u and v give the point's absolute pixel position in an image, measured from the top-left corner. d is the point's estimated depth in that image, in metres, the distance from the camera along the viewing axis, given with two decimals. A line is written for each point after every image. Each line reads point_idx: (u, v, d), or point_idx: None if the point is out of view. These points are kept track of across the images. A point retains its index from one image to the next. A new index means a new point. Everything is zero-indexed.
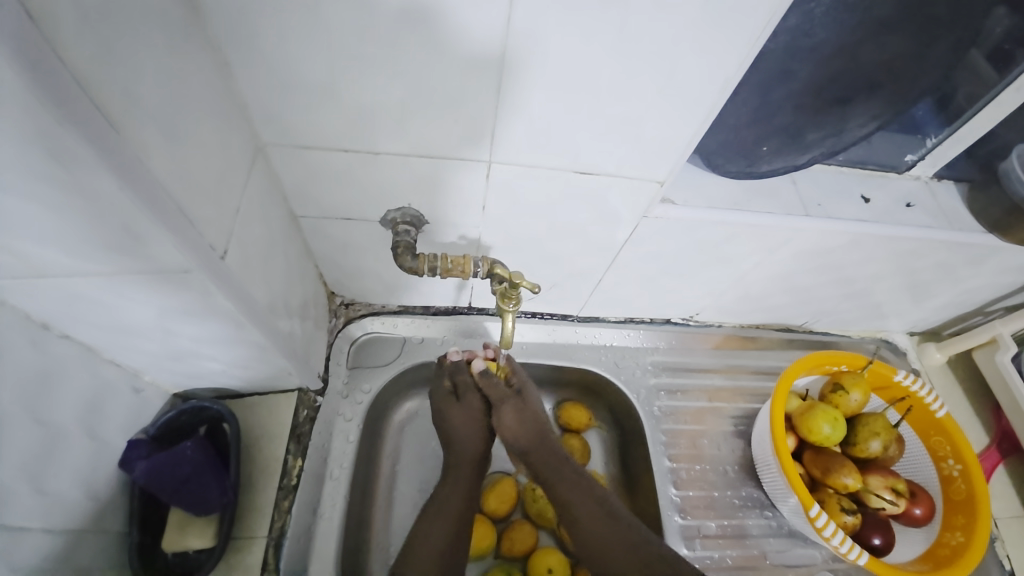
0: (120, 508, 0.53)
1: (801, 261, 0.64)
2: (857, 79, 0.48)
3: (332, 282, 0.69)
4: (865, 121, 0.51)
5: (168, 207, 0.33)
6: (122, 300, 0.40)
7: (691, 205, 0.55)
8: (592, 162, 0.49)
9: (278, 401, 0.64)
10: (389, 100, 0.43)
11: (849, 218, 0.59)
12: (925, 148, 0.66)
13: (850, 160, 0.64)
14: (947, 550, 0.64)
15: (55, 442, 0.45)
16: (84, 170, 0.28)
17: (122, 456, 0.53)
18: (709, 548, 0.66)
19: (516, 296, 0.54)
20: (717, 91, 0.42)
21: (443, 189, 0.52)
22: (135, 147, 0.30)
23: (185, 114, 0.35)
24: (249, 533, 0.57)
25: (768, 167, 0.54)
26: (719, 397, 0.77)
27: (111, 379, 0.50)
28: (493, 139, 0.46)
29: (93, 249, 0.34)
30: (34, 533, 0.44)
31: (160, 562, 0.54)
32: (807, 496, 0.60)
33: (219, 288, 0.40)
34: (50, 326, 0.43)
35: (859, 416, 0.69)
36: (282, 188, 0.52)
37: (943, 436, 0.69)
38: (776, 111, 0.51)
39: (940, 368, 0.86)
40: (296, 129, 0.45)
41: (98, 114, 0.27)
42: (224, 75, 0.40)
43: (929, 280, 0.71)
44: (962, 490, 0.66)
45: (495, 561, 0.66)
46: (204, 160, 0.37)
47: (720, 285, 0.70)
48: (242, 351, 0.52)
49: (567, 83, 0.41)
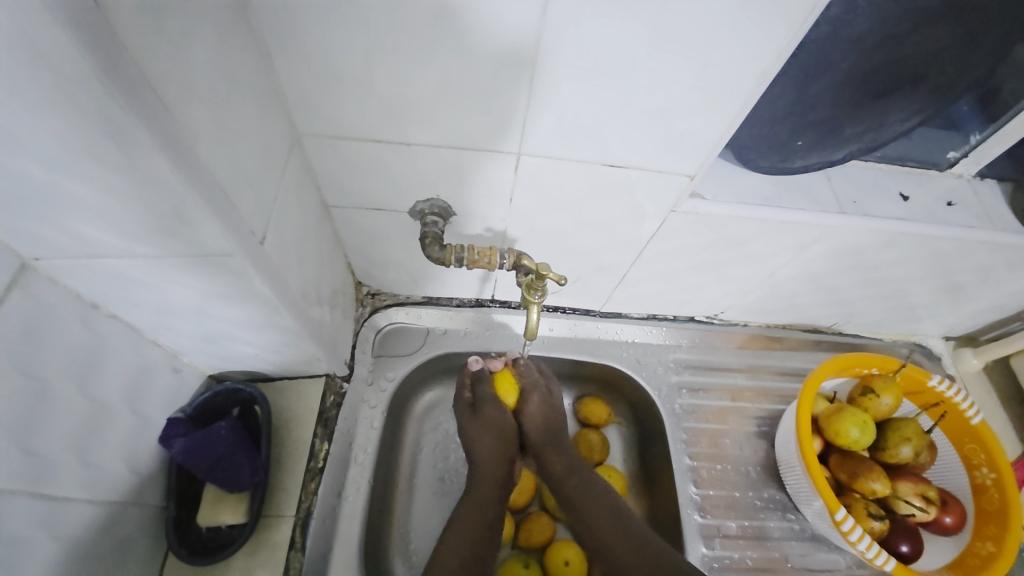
0: (159, 482, 0.56)
1: (833, 260, 0.63)
2: (899, 71, 0.46)
3: (359, 272, 0.70)
4: (907, 116, 0.51)
5: (215, 192, 0.34)
6: (166, 283, 0.42)
7: (721, 200, 0.54)
8: (621, 156, 0.49)
9: (307, 386, 0.66)
10: (422, 92, 0.43)
11: (885, 216, 0.57)
12: (969, 145, 0.63)
13: (887, 157, 0.62)
14: (977, 560, 0.62)
15: (101, 416, 0.48)
16: (140, 152, 0.29)
17: (162, 433, 0.55)
18: (729, 548, 0.66)
19: (542, 288, 0.54)
20: (754, 83, 0.41)
21: (471, 182, 0.53)
22: (187, 133, 0.31)
23: (232, 104, 0.36)
24: (277, 512, 0.59)
25: (802, 162, 0.54)
26: (742, 397, 0.76)
27: (153, 358, 0.53)
28: (523, 131, 0.46)
29: (144, 231, 0.35)
30: (79, 502, 0.47)
31: (195, 537, 0.56)
32: (832, 499, 0.59)
33: (257, 273, 0.41)
34: (99, 305, 0.45)
35: (890, 421, 0.67)
36: (316, 178, 0.53)
37: (977, 443, 0.67)
38: (813, 105, 0.50)
39: (976, 374, 0.83)
40: (331, 119, 0.46)
41: (154, 98, 0.28)
42: (267, 68, 0.41)
43: (968, 282, 0.69)
44: (995, 500, 0.64)
45: (512, 551, 0.67)
46: (246, 148, 0.39)
47: (748, 283, 0.69)
48: (274, 336, 0.53)
49: (600, 76, 0.41)
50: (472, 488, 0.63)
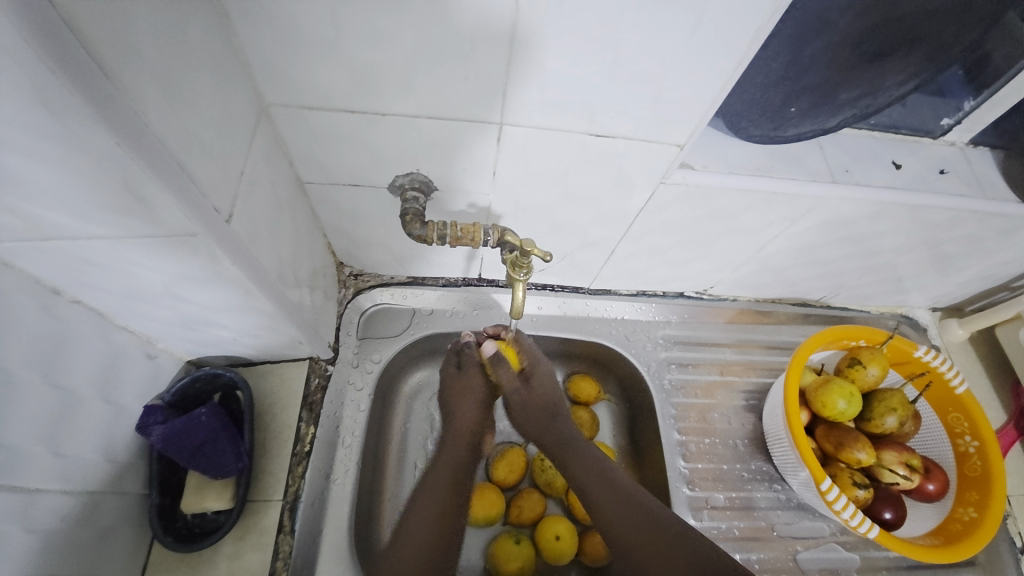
0: (140, 471, 0.55)
1: (823, 232, 0.62)
2: (895, 32, 0.45)
3: (341, 252, 0.68)
4: (904, 80, 0.48)
5: (170, 166, 0.32)
6: (129, 266, 0.40)
7: (711, 170, 0.53)
8: (610, 124, 0.47)
9: (290, 369, 0.64)
10: (392, 55, 0.40)
11: (877, 186, 0.56)
12: (963, 110, 0.61)
13: (881, 124, 0.61)
14: (959, 525, 0.64)
15: (71, 405, 0.46)
16: (77, 120, 0.27)
17: (139, 422, 0.54)
18: (717, 519, 0.66)
19: (527, 264, 0.53)
20: (747, 41, 0.39)
21: (454, 155, 0.50)
22: (131, 98, 0.29)
23: (184, 68, 0.34)
24: (264, 497, 0.58)
25: (795, 130, 0.52)
26: (731, 371, 0.76)
27: (125, 345, 0.51)
28: (504, 99, 0.44)
29: (98, 210, 0.33)
30: (53, 494, 0.45)
31: (181, 523, 0.56)
32: (818, 470, 0.59)
33: (225, 253, 0.39)
34: (60, 290, 0.43)
35: (876, 391, 0.67)
36: (288, 151, 0.51)
37: (960, 412, 0.68)
38: (808, 68, 0.48)
39: (961, 344, 0.83)
40: (302, 88, 0.44)
41: (89, 58, 0.26)
42: (226, 31, 0.38)
43: (956, 253, 0.68)
44: (977, 467, 0.65)
45: (503, 527, 0.68)
46: (206, 119, 0.36)
47: (738, 257, 0.68)
48: (253, 319, 0.51)
49: (586, 36, 0.39)
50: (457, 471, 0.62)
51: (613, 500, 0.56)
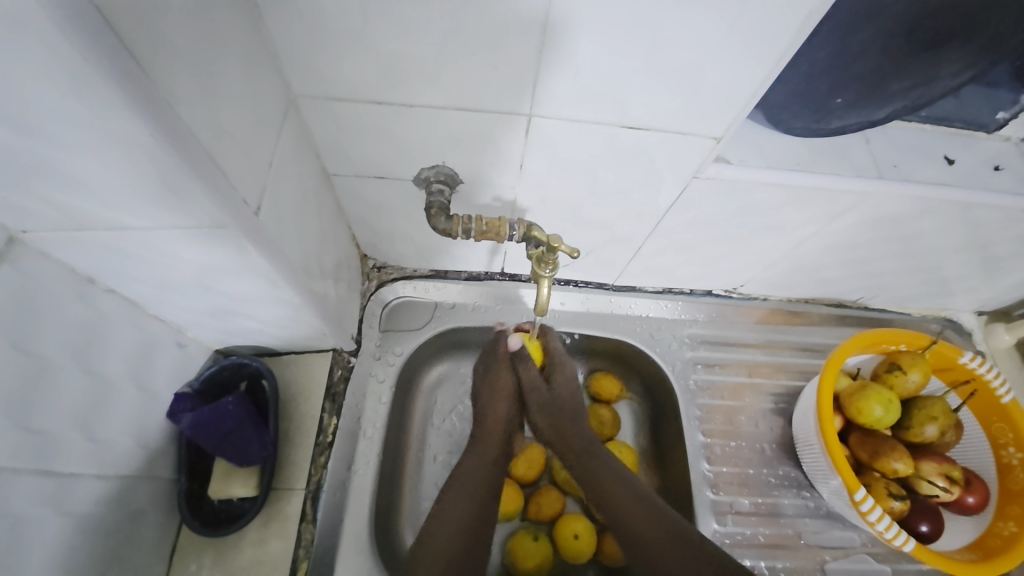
0: (169, 456, 0.56)
1: (865, 230, 0.59)
2: (955, 19, 0.42)
3: (365, 244, 0.68)
4: (960, 70, 0.45)
5: (202, 158, 0.32)
6: (162, 258, 0.40)
7: (748, 164, 0.51)
8: (643, 117, 0.45)
9: (314, 360, 0.65)
10: (422, 44, 0.39)
11: (926, 181, 0.53)
12: (1020, 104, 0.57)
13: (932, 116, 0.57)
14: (998, 540, 0.61)
15: (104, 392, 0.47)
16: (108, 108, 0.27)
17: (169, 409, 0.55)
18: (742, 524, 0.65)
19: (554, 261, 0.51)
20: (796, 29, 0.37)
21: (482, 149, 0.49)
22: (161, 88, 0.28)
23: (216, 60, 0.33)
24: (288, 485, 0.59)
25: (839, 123, 0.49)
26: (759, 373, 0.73)
27: (156, 334, 0.52)
28: (534, 90, 0.43)
29: (132, 202, 0.33)
30: (87, 478, 0.46)
31: (208, 508, 0.57)
32: (852, 478, 0.57)
33: (254, 245, 0.39)
34: (95, 279, 0.44)
35: (916, 399, 0.64)
36: (315, 143, 0.50)
37: (1005, 422, 0.64)
38: (857, 57, 0.45)
39: (1007, 351, 0.79)
40: (332, 80, 0.43)
41: (124, 50, 0.26)
42: (256, 22, 0.38)
43: (1007, 255, 0.64)
44: (1021, 480, 0.62)
45: (522, 523, 0.67)
46: (237, 110, 0.36)
47: (772, 255, 0.65)
48: (279, 311, 0.52)
49: (623, 21, 0.37)
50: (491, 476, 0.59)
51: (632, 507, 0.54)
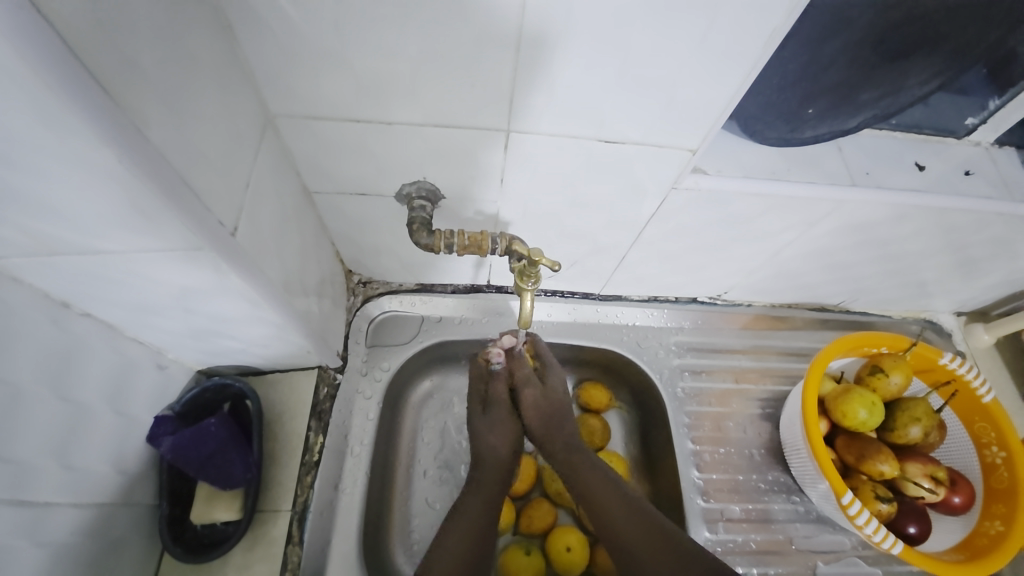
0: (149, 481, 0.55)
1: (842, 235, 0.60)
2: (917, 32, 0.43)
3: (349, 260, 0.68)
4: (926, 79, 0.46)
5: (174, 181, 0.32)
6: (138, 280, 0.40)
7: (725, 174, 0.51)
8: (621, 130, 0.45)
9: (300, 378, 0.64)
10: (401, 62, 0.40)
11: (898, 187, 0.54)
12: (988, 109, 0.59)
13: (904, 124, 0.59)
14: (985, 539, 0.61)
15: (80, 418, 0.46)
16: (78, 138, 0.27)
17: (150, 432, 0.54)
18: (733, 532, 0.65)
19: (536, 274, 0.52)
20: (763, 45, 0.38)
21: (464, 164, 0.50)
22: (132, 116, 0.28)
23: (188, 83, 0.33)
24: (274, 507, 0.58)
25: (812, 133, 0.50)
26: (745, 379, 0.74)
27: (135, 357, 0.51)
28: (512, 105, 0.43)
29: (104, 226, 0.33)
30: (63, 507, 0.45)
31: (190, 534, 0.56)
32: (839, 482, 0.57)
33: (230, 264, 0.39)
34: (70, 303, 0.43)
35: (900, 400, 0.65)
36: (294, 161, 0.50)
37: (987, 421, 0.65)
38: (829, 66, 0.46)
39: (987, 350, 0.80)
40: (310, 99, 0.43)
41: (91, 79, 0.26)
42: (230, 43, 0.38)
43: (982, 256, 0.66)
44: (1005, 478, 0.63)
45: (513, 537, 0.67)
46: (211, 132, 0.36)
47: (754, 262, 0.66)
48: (260, 330, 0.51)
49: (597, 38, 0.37)
50: (480, 493, 0.59)
51: (630, 520, 0.54)
